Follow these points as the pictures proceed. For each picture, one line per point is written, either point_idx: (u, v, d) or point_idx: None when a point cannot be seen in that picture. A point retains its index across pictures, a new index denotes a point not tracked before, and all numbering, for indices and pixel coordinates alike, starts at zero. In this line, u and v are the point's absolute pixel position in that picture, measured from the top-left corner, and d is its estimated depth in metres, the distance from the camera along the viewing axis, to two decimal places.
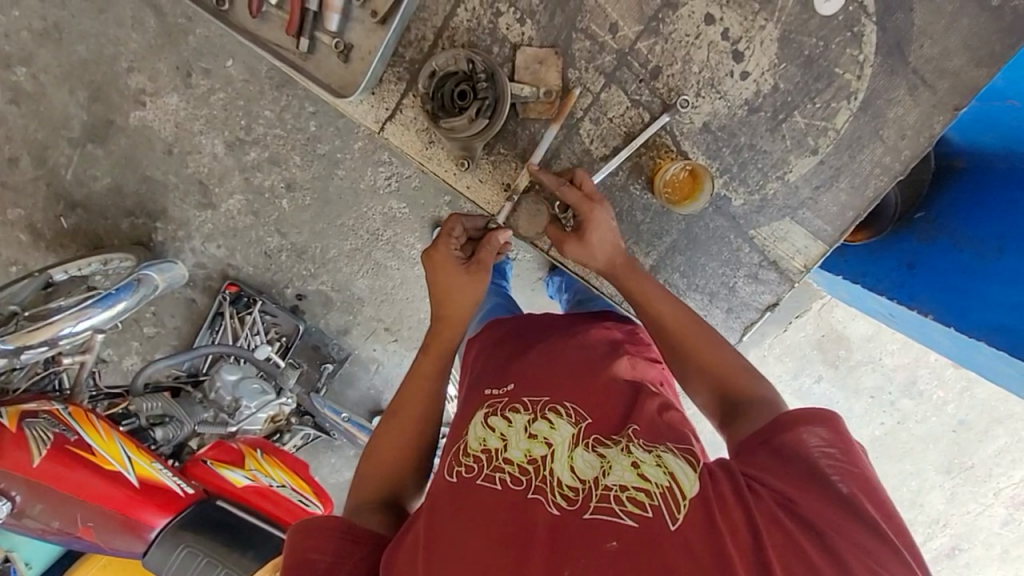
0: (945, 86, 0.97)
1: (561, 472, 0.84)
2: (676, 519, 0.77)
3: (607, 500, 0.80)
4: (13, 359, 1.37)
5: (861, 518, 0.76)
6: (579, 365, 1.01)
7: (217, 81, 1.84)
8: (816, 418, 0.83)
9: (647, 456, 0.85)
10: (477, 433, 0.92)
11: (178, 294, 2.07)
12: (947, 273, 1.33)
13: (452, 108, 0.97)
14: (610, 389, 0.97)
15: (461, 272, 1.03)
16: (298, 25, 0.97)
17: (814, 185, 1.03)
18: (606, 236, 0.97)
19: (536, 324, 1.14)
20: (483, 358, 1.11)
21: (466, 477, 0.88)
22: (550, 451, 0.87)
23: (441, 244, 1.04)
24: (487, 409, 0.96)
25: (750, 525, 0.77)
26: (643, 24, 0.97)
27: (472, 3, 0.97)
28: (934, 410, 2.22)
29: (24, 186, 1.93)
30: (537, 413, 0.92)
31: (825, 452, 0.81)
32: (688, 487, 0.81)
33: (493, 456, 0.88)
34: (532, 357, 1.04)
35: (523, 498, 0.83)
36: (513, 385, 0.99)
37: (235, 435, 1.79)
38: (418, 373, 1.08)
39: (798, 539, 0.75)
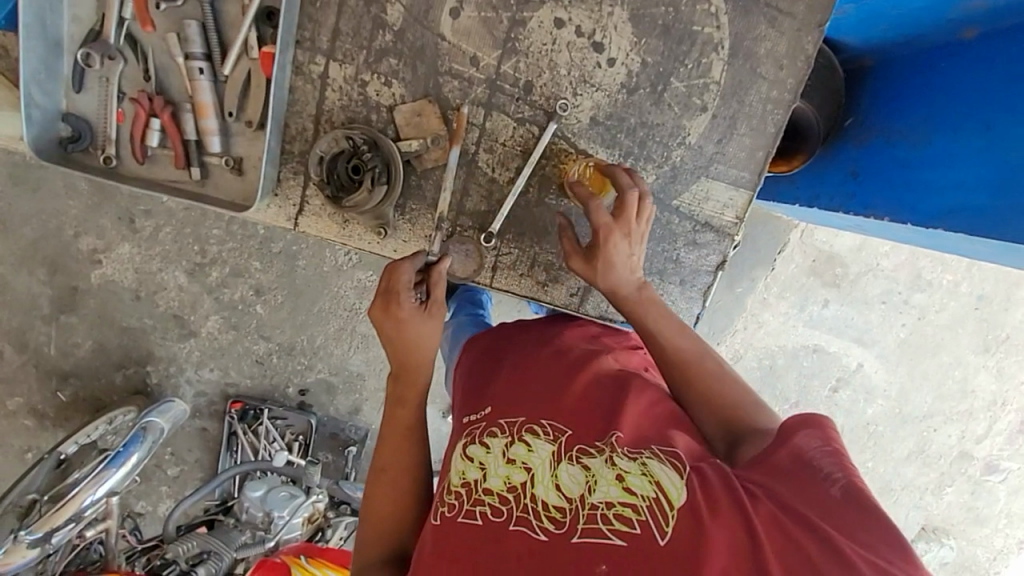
0: (803, 8, 0.98)
1: (544, 495, 0.82)
2: (666, 533, 0.74)
3: (594, 521, 0.77)
4: (46, 545, 1.39)
5: (860, 513, 0.77)
6: (554, 374, 0.99)
7: (160, 218, 1.88)
8: (812, 431, 0.86)
9: (632, 465, 0.82)
10: (458, 467, 0.91)
11: (188, 428, 2.09)
12: (889, 170, 1.31)
13: (351, 185, 0.99)
14: (589, 394, 0.96)
15: (426, 316, 1.01)
16: (185, 156, 1.00)
17: (716, 140, 1.03)
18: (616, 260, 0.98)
19: (510, 337, 1.13)
20: (461, 382, 1.10)
21: (449, 516, 0.86)
22: (530, 475, 0.84)
23: (394, 296, 0.99)
24: (466, 439, 0.95)
25: (755, 533, 0.74)
26: (500, 47, 0.99)
27: (337, 82, 0.99)
28: (949, 295, 2.18)
29: (15, 374, 1.97)
30: (514, 435, 0.90)
31: (821, 453, 0.84)
32: (676, 496, 0.78)
33: (473, 489, 0.86)
34: (505, 374, 1.03)
35: (505, 530, 0.80)
36: (491, 406, 0.98)
37: (276, 548, 1.77)
38: (397, 427, 1.07)
39: (800, 536, 0.74)
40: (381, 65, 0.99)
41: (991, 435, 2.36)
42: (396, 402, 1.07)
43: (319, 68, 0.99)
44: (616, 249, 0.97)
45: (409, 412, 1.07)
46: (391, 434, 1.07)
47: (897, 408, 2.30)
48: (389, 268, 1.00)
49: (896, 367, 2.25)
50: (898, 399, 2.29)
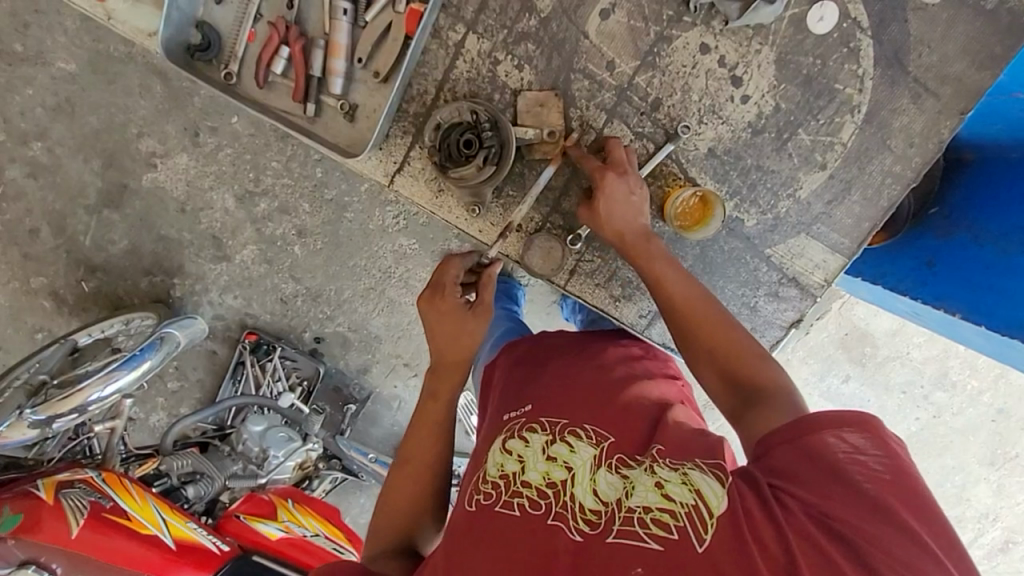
0: (948, 91, 0.97)
1: (582, 496, 0.83)
2: (703, 540, 0.74)
3: (630, 523, 0.78)
4: (46, 428, 1.39)
5: (893, 522, 0.72)
6: (598, 386, 1.01)
7: (224, 138, 1.88)
8: (844, 420, 0.79)
9: (672, 475, 0.83)
10: (495, 458, 0.93)
11: (199, 347, 2.10)
12: (969, 269, 1.31)
13: (460, 157, 0.99)
14: (631, 410, 0.96)
15: (468, 317, 1.02)
16: (304, 91, 1.00)
17: (826, 200, 1.03)
18: (616, 201, 0.97)
19: (555, 344, 1.13)
20: (502, 382, 1.12)
21: (485, 504, 0.88)
22: (570, 475, 0.86)
23: (445, 293, 1.02)
24: (505, 434, 0.96)
25: (779, 541, 0.73)
26: (639, 59, 0.98)
27: (470, 54, 0.99)
28: (969, 401, 2.16)
29: (46, 255, 1.98)
30: (556, 435, 0.92)
31: (857, 456, 0.77)
32: (716, 504, 0.77)
33: (511, 480, 0.88)
34: (549, 377, 1.04)
35: (541, 524, 0.82)
36: (531, 405, 1.00)
37: (264, 485, 1.80)
38: (425, 414, 1.06)
39: (827, 550, 0.72)
40: (518, 48, 0.99)
41: (973, 547, 2.35)
42: (428, 397, 1.06)
43: (457, 36, 0.99)
44: (614, 186, 0.97)
45: (440, 409, 1.06)
46: (419, 428, 1.06)
47: None
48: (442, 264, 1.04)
49: None
50: None
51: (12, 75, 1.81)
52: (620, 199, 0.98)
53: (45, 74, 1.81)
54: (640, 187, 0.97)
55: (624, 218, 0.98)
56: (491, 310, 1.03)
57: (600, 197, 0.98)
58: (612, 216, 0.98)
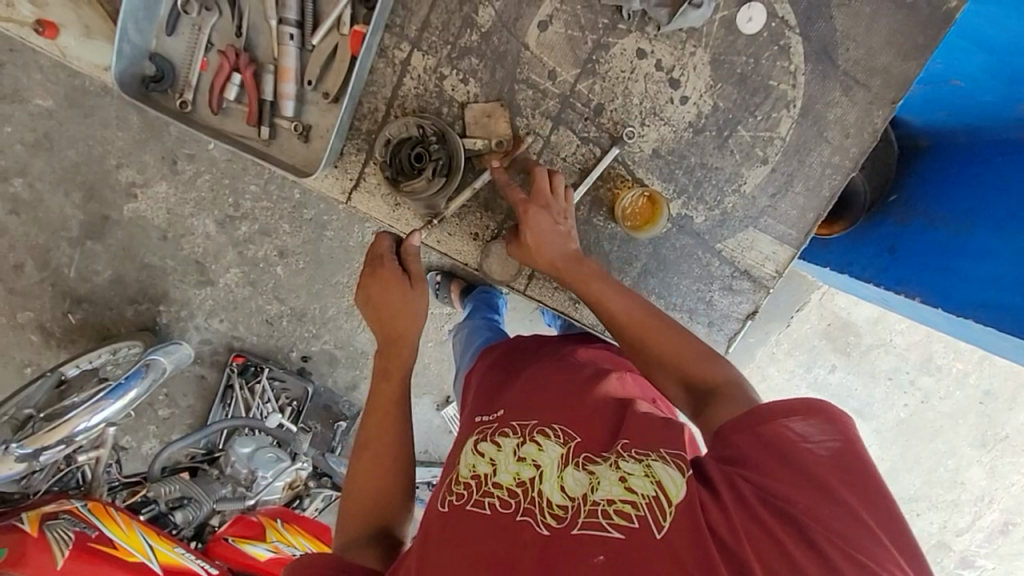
0: (878, 83, 1.02)
1: (549, 492, 0.83)
2: (662, 527, 0.75)
3: (595, 515, 0.78)
4: (33, 462, 1.38)
5: (840, 503, 0.74)
6: (565, 387, 1.01)
7: (201, 165, 1.91)
8: (794, 409, 0.81)
9: (635, 467, 0.83)
10: (467, 460, 0.92)
11: (187, 372, 2.10)
12: (927, 254, 1.33)
13: (411, 171, 1.02)
14: (599, 408, 0.97)
15: (406, 289, 1.06)
16: (257, 114, 1.03)
17: (771, 193, 1.06)
18: (544, 232, 1.00)
19: (527, 349, 1.17)
20: (477, 387, 1.13)
21: (456, 504, 0.87)
22: (539, 473, 0.86)
23: (383, 261, 1.06)
24: (477, 436, 0.96)
25: (730, 524, 0.74)
26: (579, 67, 1.02)
27: (416, 70, 1.03)
28: (956, 384, 2.18)
29: (32, 289, 2.00)
30: (526, 436, 0.92)
31: (804, 442, 0.79)
32: (674, 492, 0.78)
33: (482, 481, 0.87)
34: (521, 383, 1.05)
35: (511, 521, 0.81)
36: (503, 410, 1.00)
37: (253, 507, 1.77)
38: (381, 396, 1.08)
39: (776, 531, 0.73)
40: (462, 62, 1.02)
41: (972, 530, 2.34)
42: (381, 376, 1.08)
43: (403, 54, 1.02)
44: (540, 219, 0.99)
45: (393, 387, 1.08)
46: (377, 410, 1.07)
47: None
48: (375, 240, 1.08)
49: (891, 444, 2.24)
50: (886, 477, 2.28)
51: None
52: (550, 233, 1.00)
53: (22, 112, 1.84)
54: (564, 219, 1.00)
55: (552, 246, 1.01)
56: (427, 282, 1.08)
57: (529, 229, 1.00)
58: (542, 245, 0.99)
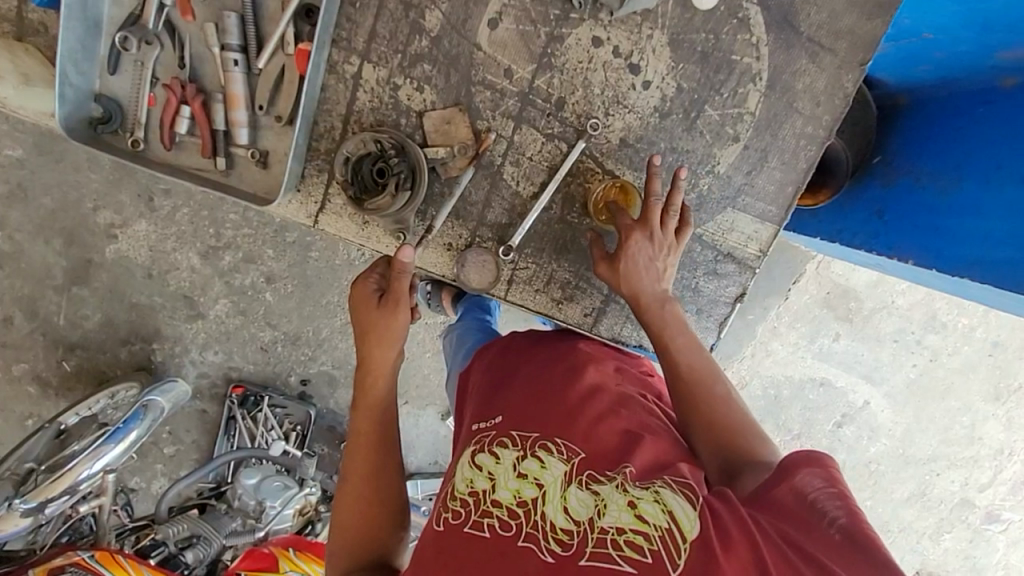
0: (843, 46, 0.99)
1: (553, 514, 0.79)
2: (677, 564, 0.73)
3: (603, 545, 0.75)
4: (39, 514, 1.39)
5: (867, 554, 0.73)
6: (563, 395, 0.96)
7: (178, 198, 1.88)
8: (809, 461, 0.84)
9: (645, 493, 0.80)
10: (465, 475, 0.88)
11: (188, 408, 2.08)
12: (916, 213, 1.29)
13: (375, 187, 0.99)
14: (600, 420, 0.93)
15: (375, 307, 1.02)
16: (212, 146, 1.00)
17: (745, 171, 1.03)
18: (641, 266, 0.98)
19: (519, 350, 1.10)
20: (473, 392, 1.08)
21: (454, 524, 0.84)
22: (541, 492, 0.82)
23: (361, 282, 1.05)
24: (475, 448, 0.92)
25: (755, 559, 0.73)
26: (535, 62, 0.99)
27: (369, 83, 1.00)
28: (963, 340, 2.14)
29: (23, 341, 1.98)
30: (526, 450, 0.88)
31: (829, 495, 0.80)
32: (688, 527, 0.76)
33: (481, 499, 0.84)
34: (517, 388, 1.00)
35: (512, 545, 0.78)
36: (501, 417, 0.96)
37: (265, 538, 1.75)
38: (364, 421, 1.05)
39: (802, 571, 0.72)
40: (415, 70, 0.99)
41: (994, 485, 2.31)
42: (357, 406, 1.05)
43: (353, 68, 0.99)
44: (641, 249, 0.97)
45: (370, 419, 1.05)
46: (358, 442, 1.04)
47: (901, 449, 2.26)
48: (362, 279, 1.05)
49: (904, 407, 2.21)
50: (903, 440, 2.25)
51: None
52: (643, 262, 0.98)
53: None
54: (666, 253, 0.97)
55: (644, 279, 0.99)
56: (404, 303, 1.02)
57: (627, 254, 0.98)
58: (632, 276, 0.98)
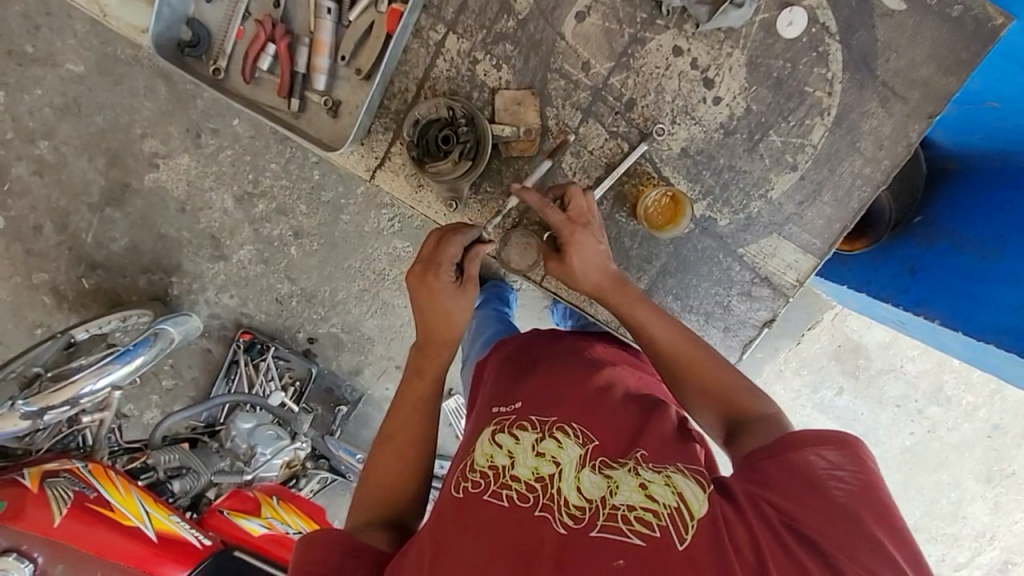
0: (916, 95, 1.02)
1: (568, 490, 0.81)
2: (684, 539, 0.74)
3: (614, 519, 0.77)
4: (38, 420, 1.39)
5: (863, 533, 0.74)
6: (580, 386, 0.97)
7: (225, 140, 1.92)
8: (827, 438, 0.80)
9: (656, 476, 0.82)
10: (483, 449, 0.89)
11: (194, 345, 2.11)
12: (949, 276, 1.31)
13: (437, 152, 1.03)
14: (618, 412, 0.93)
15: (457, 294, 1.05)
16: (289, 86, 1.05)
17: (797, 201, 1.07)
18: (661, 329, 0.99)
19: (542, 345, 1.11)
20: (490, 379, 1.09)
21: (472, 493, 0.84)
22: (557, 470, 0.83)
23: (433, 271, 1.04)
24: (494, 427, 0.93)
25: (754, 548, 0.73)
26: (614, 60, 1.03)
27: (450, 53, 1.04)
28: (965, 416, 2.14)
29: (49, 251, 2.01)
30: (545, 431, 0.89)
31: (833, 474, 0.78)
32: (695, 506, 0.78)
33: (500, 473, 0.84)
34: (540, 376, 1.01)
35: (529, 517, 0.79)
36: (521, 402, 0.96)
37: (251, 483, 1.77)
38: (413, 383, 1.08)
39: (801, 558, 0.72)
40: (496, 48, 1.04)
41: (970, 566, 2.30)
42: (415, 372, 1.08)
43: (438, 36, 1.04)
44: (584, 239, 1.01)
45: (425, 385, 1.08)
46: (404, 405, 1.08)
47: None
48: (424, 265, 1.04)
49: (894, 472, 2.21)
50: None
51: (22, 76, 1.86)
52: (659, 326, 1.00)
53: (54, 75, 1.86)
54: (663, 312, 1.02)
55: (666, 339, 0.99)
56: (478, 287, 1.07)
57: (572, 249, 1.01)
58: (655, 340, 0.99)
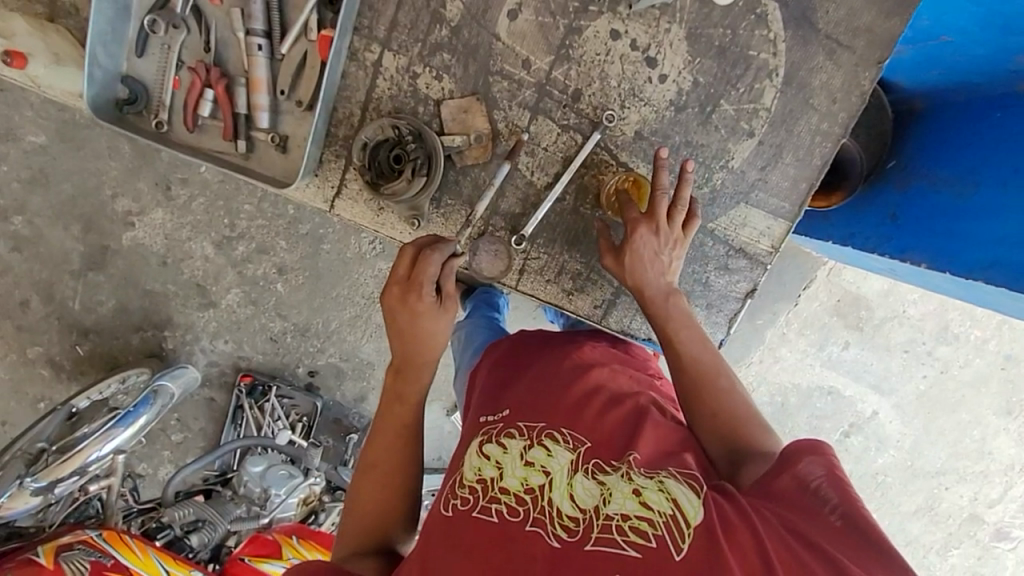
0: (862, 43, 1.01)
1: (559, 500, 0.79)
2: (680, 548, 0.72)
3: (608, 531, 0.74)
4: (48, 495, 1.38)
5: (864, 542, 0.74)
6: (567, 390, 0.96)
7: (195, 188, 1.91)
8: (805, 447, 0.85)
9: (649, 483, 0.80)
10: (472, 463, 0.87)
11: (196, 396, 2.10)
12: (931, 217, 1.29)
13: (390, 173, 1.02)
14: (606, 414, 0.92)
15: (439, 314, 1.02)
16: (233, 129, 1.04)
17: (760, 166, 1.06)
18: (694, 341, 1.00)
19: (527, 350, 1.09)
20: (479, 388, 1.08)
21: (462, 510, 0.82)
22: (548, 480, 0.81)
23: (415, 293, 1.00)
24: (482, 438, 0.91)
25: (757, 547, 0.73)
26: (553, 53, 1.02)
27: (389, 71, 1.03)
28: (975, 351, 2.12)
29: (39, 324, 2.00)
30: (533, 439, 0.87)
31: (828, 485, 0.80)
32: (692, 513, 0.76)
33: (489, 486, 0.82)
34: (525, 382, 1.00)
35: (519, 530, 0.77)
36: (508, 410, 0.95)
37: (269, 525, 1.74)
38: (393, 404, 1.06)
39: (806, 558, 0.72)
40: (434, 59, 1.03)
41: (1004, 501, 2.27)
42: (396, 398, 1.05)
43: (374, 55, 1.03)
44: (645, 242, 0.98)
45: (406, 413, 1.05)
46: (385, 430, 1.05)
47: (909, 461, 2.23)
48: (404, 284, 1.01)
49: (913, 418, 2.19)
50: (911, 452, 2.22)
51: None
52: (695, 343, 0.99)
53: (16, 150, 1.85)
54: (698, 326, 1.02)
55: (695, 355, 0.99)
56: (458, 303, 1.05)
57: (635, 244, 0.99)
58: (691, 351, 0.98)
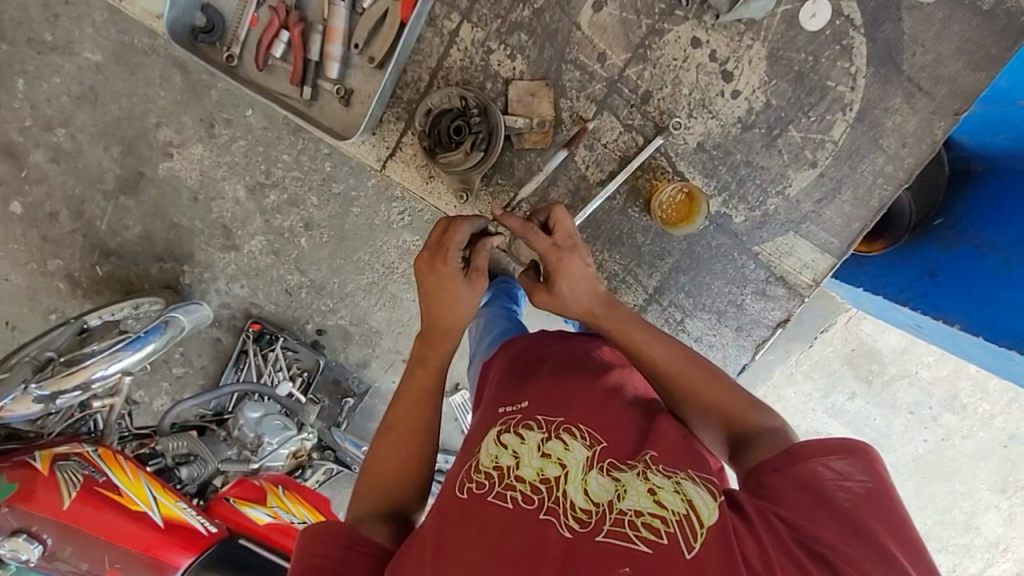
0: (943, 91, 1.02)
1: (574, 494, 0.79)
2: (692, 547, 0.73)
3: (621, 525, 0.75)
4: (49, 404, 1.38)
5: (871, 544, 0.72)
6: (589, 387, 0.95)
7: (238, 130, 1.92)
8: (832, 447, 0.80)
9: (665, 482, 0.80)
10: (489, 449, 0.87)
11: (204, 334, 2.12)
12: (971, 280, 1.27)
13: (449, 143, 1.05)
14: (624, 416, 0.92)
15: (461, 283, 1.06)
16: (301, 75, 1.08)
17: (816, 199, 1.08)
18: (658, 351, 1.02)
19: (549, 345, 1.10)
20: (495, 378, 1.08)
21: (476, 493, 0.82)
22: (564, 472, 0.82)
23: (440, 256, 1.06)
24: (500, 427, 0.91)
25: (763, 556, 0.73)
26: (631, 51, 1.05)
27: (464, 42, 1.07)
28: (980, 425, 2.09)
29: (63, 238, 2.03)
30: (551, 432, 0.88)
31: (841, 485, 0.77)
32: (706, 514, 0.76)
33: (505, 474, 0.83)
34: (546, 374, 0.99)
35: (533, 519, 0.77)
36: (528, 401, 0.94)
37: (258, 471, 1.75)
38: (423, 379, 1.08)
39: (811, 567, 0.71)
40: (511, 38, 1.06)
41: None
42: (419, 362, 1.09)
43: (452, 25, 1.07)
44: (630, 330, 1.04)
45: (428, 376, 1.08)
46: (408, 396, 1.07)
47: None
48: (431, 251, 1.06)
49: (904, 480, 2.17)
50: None
51: (41, 64, 1.88)
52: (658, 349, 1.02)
53: (71, 64, 1.87)
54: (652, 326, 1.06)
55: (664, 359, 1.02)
56: (485, 278, 1.07)
57: (561, 279, 1.04)
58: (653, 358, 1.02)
